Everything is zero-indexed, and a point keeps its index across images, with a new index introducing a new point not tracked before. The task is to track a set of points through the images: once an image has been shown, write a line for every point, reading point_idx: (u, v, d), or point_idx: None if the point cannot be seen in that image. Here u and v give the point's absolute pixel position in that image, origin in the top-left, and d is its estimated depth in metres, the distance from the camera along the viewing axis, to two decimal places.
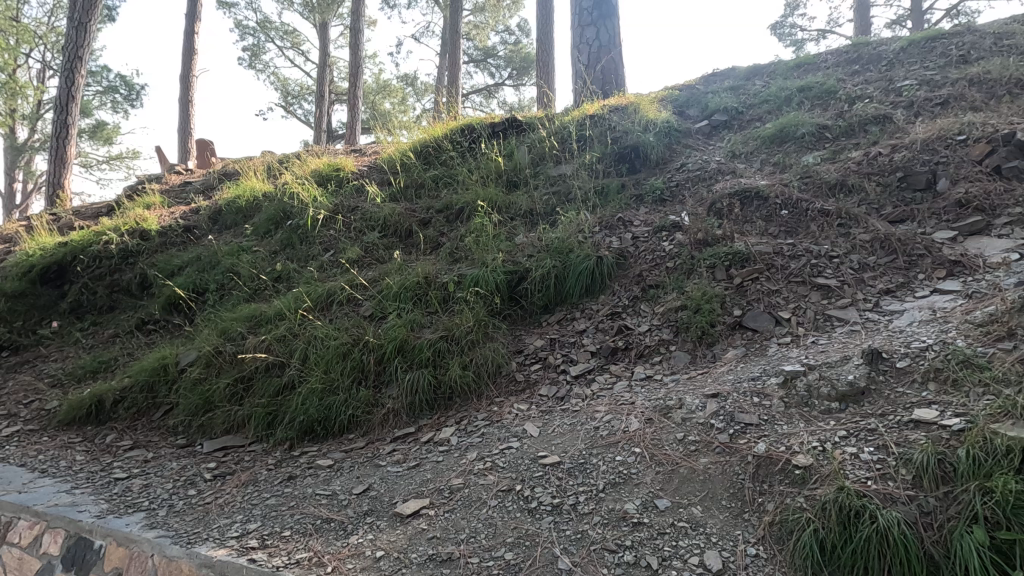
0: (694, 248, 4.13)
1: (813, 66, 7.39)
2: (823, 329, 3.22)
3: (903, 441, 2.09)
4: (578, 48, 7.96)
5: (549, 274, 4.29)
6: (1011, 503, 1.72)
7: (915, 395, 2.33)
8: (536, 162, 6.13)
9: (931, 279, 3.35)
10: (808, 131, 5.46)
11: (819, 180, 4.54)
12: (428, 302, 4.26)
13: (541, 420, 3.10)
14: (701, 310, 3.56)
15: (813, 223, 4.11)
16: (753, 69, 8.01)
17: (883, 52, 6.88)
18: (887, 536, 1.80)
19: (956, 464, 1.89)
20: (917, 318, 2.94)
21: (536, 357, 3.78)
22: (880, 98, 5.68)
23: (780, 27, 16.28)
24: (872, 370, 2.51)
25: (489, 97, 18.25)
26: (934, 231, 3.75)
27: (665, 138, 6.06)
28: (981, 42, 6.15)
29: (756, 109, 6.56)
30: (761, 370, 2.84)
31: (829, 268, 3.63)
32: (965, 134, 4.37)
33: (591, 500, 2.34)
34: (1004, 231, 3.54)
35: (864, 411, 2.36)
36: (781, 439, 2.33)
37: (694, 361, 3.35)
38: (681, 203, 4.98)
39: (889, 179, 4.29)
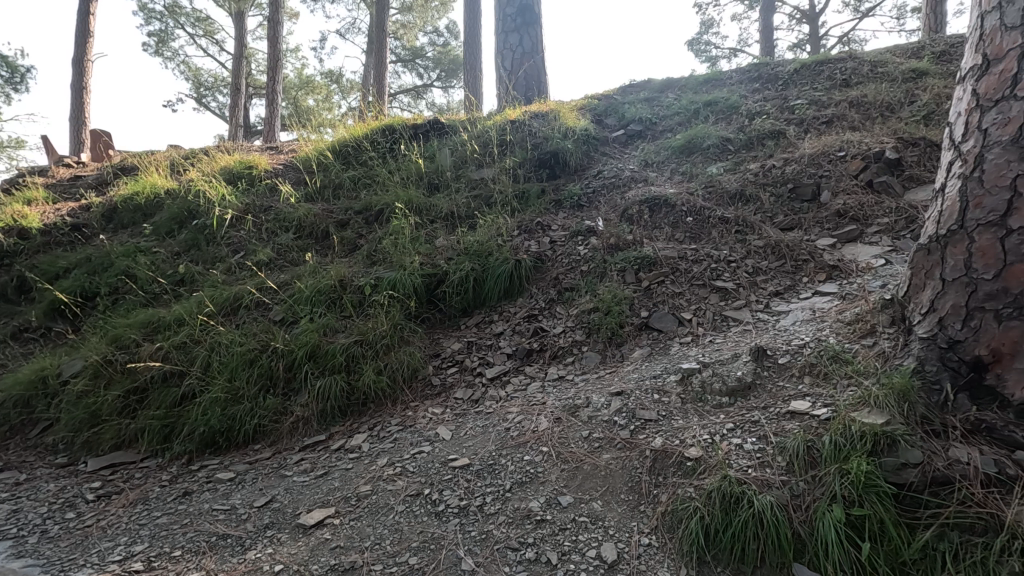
0: (606, 253, 4.29)
1: (720, 82, 7.90)
2: (720, 329, 3.45)
3: (780, 431, 2.28)
4: (501, 54, 8.06)
5: (467, 277, 4.30)
6: (862, 482, 1.92)
7: (792, 388, 2.55)
8: (458, 165, 6.14)
9: (813, 282, 3.67)
10: (713, 143, 5.82)
11: (721, 190, 4.87)
12: (343, 306, 4.16)
13: (454, 423, 3.11)
14: (611, 312, 3.70)
15: (715, 230, 4.39)
16: (667, 83, 8.45)
17: (780, 72, 7.48)
18: (762, 519, 1.95)
19: (822, 449, 2.09)
20: (800, 317, 3.22)
21: (453, 360, 3.78)
22: (776, 115, 6.17)
23: (697, 42, 17.29)
24: (758, 366, 2.72)
25: (418, 97, 18.09)
26: (817, 238, 4.12)
27: (583, 145, 6.26)
28: (861, 68, 6.83)
29: (668, 121, 6.92)
30: (662, 369, 3.00)
31: (727, 271, 3.89)
32: (844, 150, 4.83)
33: (497, 500, 2.38)
34: (874, 238, 3.94)
35: (750, 404, 2.55)
36: (676, 433, 2.47)
37: (604, 361, 3.49)
38: (597, 209, 5.16)
39: (781, 190, 4.67)
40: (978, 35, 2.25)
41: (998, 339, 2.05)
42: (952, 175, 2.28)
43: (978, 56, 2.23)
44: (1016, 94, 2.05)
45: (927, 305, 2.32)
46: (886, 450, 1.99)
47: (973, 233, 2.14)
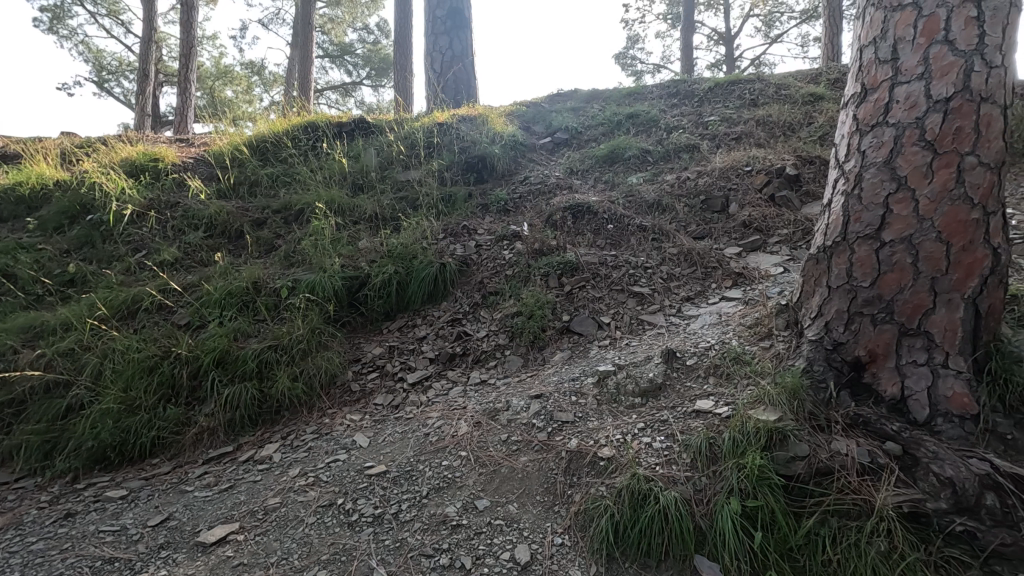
0: (530, 257, 4.35)
1: (641, 96, 8.26)
2: (636, 332, 3.59)
3: (686, 429, 2.40)
4: (431, 55, 7.99)
5: (390, 280, 4.22)
6: (757, 475, 2.05)
7: (699, 388, 2.69)
8: (384, 166, 6.02)
9: (721, 288, 3.91)
10: (634, 154, 6.07)
11: (639, 200, 5.08)
12: (257, 310, 3.95)
13: (373, 430, 3.04)
14: (534, 316, 3.76)
15: (633, 237, 4.58)
16: (592, 94, 8.73)
17: (697, 89, 7.93)
18: (667, 515, 2.05)
19: (722, 445, 2.21)
20: (708, 321, 3.41)
21: (373, 365, 3.69)
22: (691, 130, 6.53)
23: (624, 57, 17.97)
24: (668, 368, 2.86)
25: (346, 95, 17.57)
26: (726, 246, 4.39)
27: (511, 151, 6.33)
28: (767, 89, 7.36)
29: (593, 130, 7.14)
30: (580, 372, 3.09)
31: (643, 277, 4.06)
32: (751, 166, 5.18)
33: (413, 506, 2.35)
34: (775, 248, 4.26)
35: (660, 404, 2.67)
36: (591, 434, 2.54)
37: (525, 364, 3.53)
38: (522, 214, 5.23)
39: (694, 201, 4.94)
40: (857, 64, 2.46)
41: (873, 341, 2.28)
42: (836, 192, 2.50)
43: (857, 84, 2.44)
44: (888, 120, 2.28)
45: (815, 310, 2.54)
46: (778, 444, 2.14)
47: (854, 245, 2.36)
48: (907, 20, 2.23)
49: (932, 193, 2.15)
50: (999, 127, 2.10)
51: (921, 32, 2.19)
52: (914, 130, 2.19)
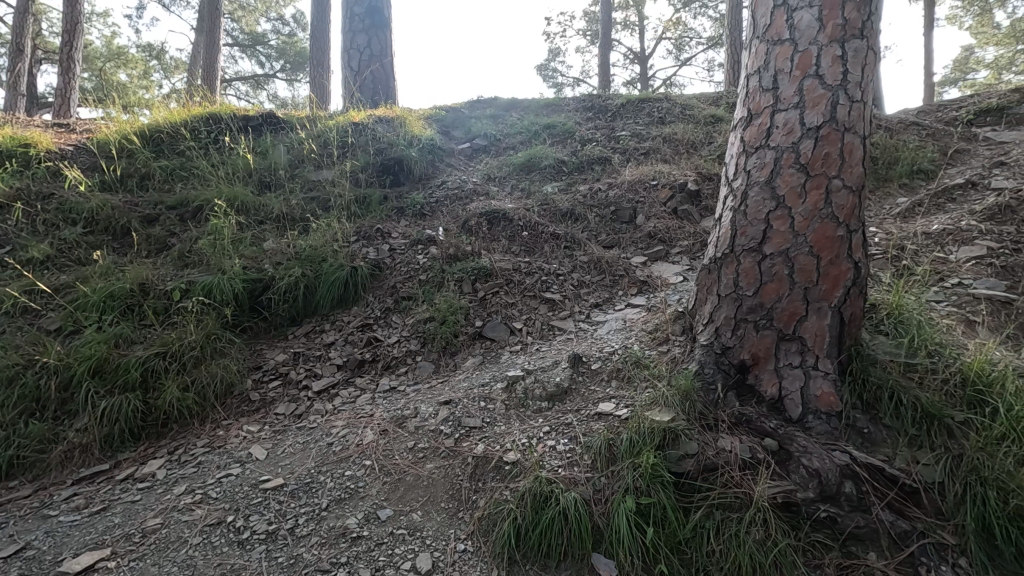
0: (445, 262, 4.33)
1: (559, 108, 8.49)
2: (547, 337, 3.68)
3: (588, 431, 2.49)
4: (348, 52, 7.77)
5: (297, 283, 4.03)
6: (650, 473, 2.15)
7: (602, 391, 2.80)
8: (294, 164, 5.76)
9: (627, 295, 4.09)
10: (550, 164, 6.23)
11: (554, 208, 5.22)
12: (143, 313, 3.63)
13: (272, 441, 2.88)
14: (446, 322, 3.74)
15: (547, 245, 4.68)
16: (512, 103, 8.87)
17: (610, 105, 8.29)
18: (566, 515, 2.10)
19: (620, 446, 2.31)
20: (614, 327, 3.56)
21: (276, 372, 3.50)
22: (604, 144, 6.81)
23: (545, 68, 18.41)
24: (574, 372, 2.95)
25: (257, 87, 16.64)
26: (633, 256, 4.61)
27: (428, 155, 6.27)
28: (674, 109, 7.84)
29: (511, 139, 7.26)
30: (490, 377, 3.12)
31: (555, 284, 4.17)
32: (657, 180, 5.48)
33: (311, 520, 2.27)
34: (677, 258, 4.52)
35: (565, 408, 2.75)
36: (497, 439, 2.57)
37: (437, 370, 3.50)
38: (438, 218, 5.20)
39: (605, 212, 5.15)
40: (744, 92, 2.68)
41: (756, 346, 2.48)
42: (726, 207, 2.69)
43: (744, 109, 2.65)
44: (770, 144, 2.49)
45: (707, 317, 2.71)
46: (671, 443, 2.27)
47: (741, 257, 2.55)
48: (785, 54, 2.45)
49: (805, 212, 2.38)
50: (859, 155, 2.37)
51: (797, 65, 2.42)
52: (791, 154, 2.42)
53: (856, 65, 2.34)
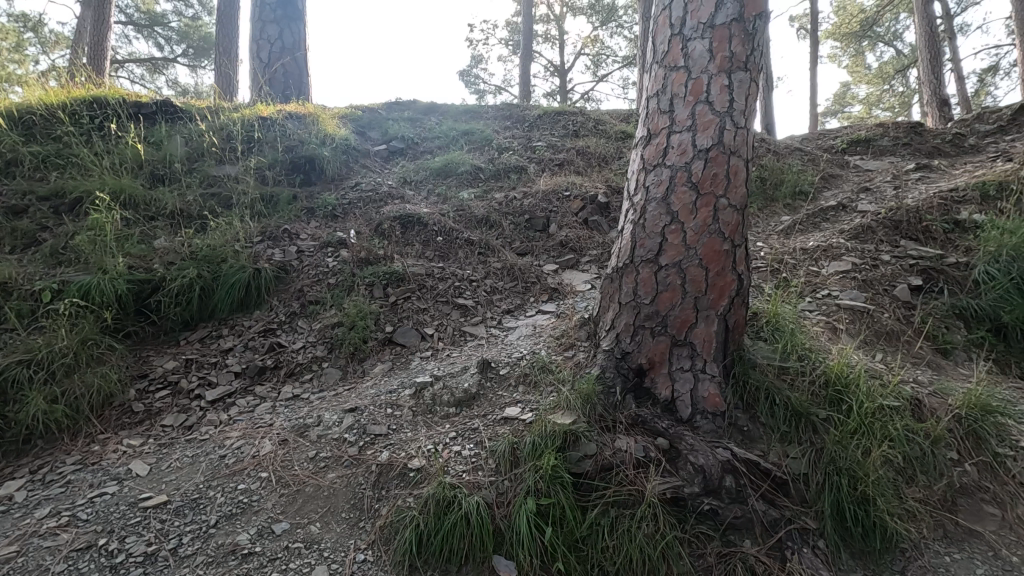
0: (355, 266, 4.23)
1: (478, 115, 8.57)
2: (458, 343, 3.69)
3: (493, 436, 2.53)
4: (257, 43, 7.39)
5: (191, 285, 3.77)
6: (551, 475, 2.22)
7: (509, 396, 2.86)
8: (192, 158, 5.38)
9: (538, 301, 4.20)
10: (466, 170, 6.27)
11: (469, 215, 5.25)
12: (3, 318, 3.25)
13: (156, 455, 2.68)
14: (355, 327, 3.64)
15: (461, 251, 4.70)
16: (431, 107, 8.83)
17: (528, 115, 8.49)
18: (467, 519, 2.13)
19: (523, 449, 2.37)
20: (524, 333, 3.64)
21: (163, 381, 3.24)
22: (520, 153, 6.97)
23: (468, 74, 18.46)
24: (482, 378, 2.99)
25: (154, 71, 15.33)
26: (545, 263, 4.75)
27: (342, 155, 6.09)
28: (588, 123, 8.16)
29: (429, 143, 7.23)
30: (398, 384, 3.09)
31: (468, 290, 4.20)
32: (569, 191, 5.67)
33: (197, 539, 2.16)
34: (586, 267, 4.71)
35: (473, 413, 2.78)
36: (403, 446, 2.55)
37: (344, 377, 3.40)
38: (350, 220, 5.06)
39: (519, 220, 5.26)
40: (644, 112, 2.85)
41: (653, 351, 2.63)
42: (627, 220, 2.84)
43: (644, 129, 2.82)
44: (666, 162, 2.67)
45: (609, 324, 2.84)
46: (571, 445, 2.36)
47: (639, 267, 2.70)
48: (680, 80, 2.64)
49: (696, 226, 2.57)
50: (743, 177, 2.60)
51: (690, 91, 2.61)
52: (684, 173, 2.61)
53: (740, 94, 2.57)
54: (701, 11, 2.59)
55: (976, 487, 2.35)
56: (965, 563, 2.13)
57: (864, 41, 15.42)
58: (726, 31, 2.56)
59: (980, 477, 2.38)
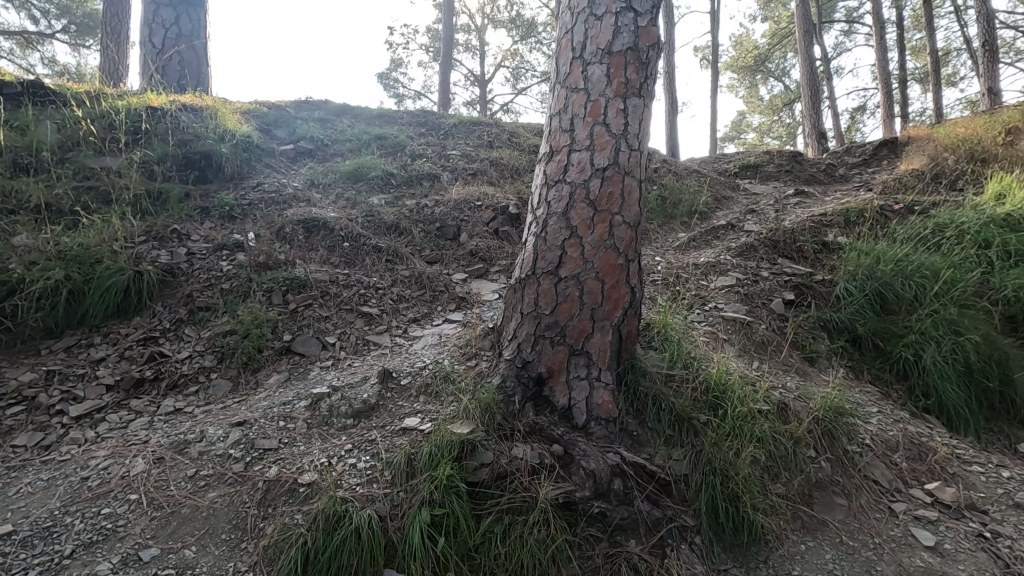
0: (253, 271, 4.01)
1: (392, 121, 8.44)
2: (361, 352, 3.59)
3: (390, 447, 2.50)
4: (149, 26, 6.83)
5: (57, 289, 3.40)
6: (446, 485, 2.23)
7: (409, 406, 2.83)
8: (65, 147, 4.86)
9: (445, 310, 4.19)
10: (378, 175, 6.15)
11: (378, 221, 5.15)
12: None
13: (3, 481, 2.38)
14: (250, 335, 3.44)
15: (368, 257, 4.60)
16: (343, 108, 8.59)
17: (443, 124, 8.49)
18: (358, 534, 2.08)
19: (419, 460, 2.36)
20: (429, 342, 3.62)
21: (17, 397, 2.89)
22: (434, 161, 6.95)
23: (386, 77, 18.11)
24: (382, 388, 2.95)
25: (26, 46, 13.65)
26: (454, 272, 4.76)
27: (243, 152, 5.75)
28: (503, 134, 8.30)
29: (339, 146, 7.03)
30: (293, 396, 2.97)
31: (373, 298, 4.11)
32: (481, 201, 5.73)
33: (47, 572, 1.95)
34: (495, 276, 4.77)
35: (371, 424, 2.72)
36: (293, 461, 2.45)
37: (235, 389, 3.19)
38: (249, 222, 4.79)
39: (429, 228, 5.23)
40: (547, 129, 2.95)
41: (551, 360, 2.71)
42: (530, 233, 2.92)
43: (547, 145, 2.92)
44: (566, 179, 2.78)
45: (511, 333, 2.89)
46: (469, 454, 2.38)
47: (540, 279, 2.78)
48: (581, 101, 2.77)
49: (593, 241, 2.70)
50: (636, 196, 2.77)
51: (589, 113, 2.74)
52: (582, 190, 2.73)
53: (634, 119, 2.74)
54: (599, 37, 2.73)
55: (828, 481, 2.64)
56: (817, 549, 2.38)
57: (757, 75, 16.91)
58: (622, 59, 2.71)
59: (833, 472, 2.68)
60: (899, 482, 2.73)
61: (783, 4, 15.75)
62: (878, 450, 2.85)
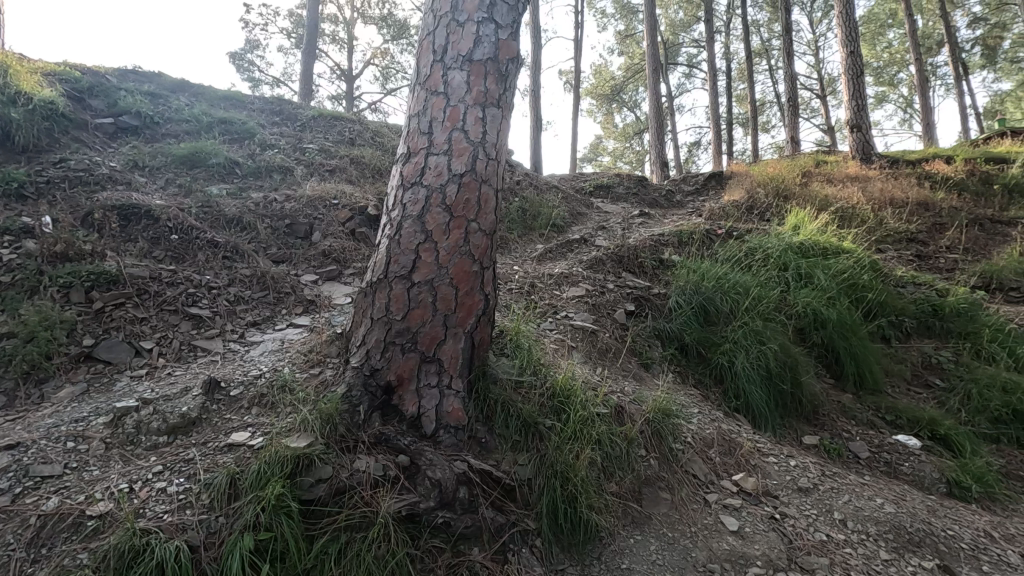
0: (46, 262, 3.37)
1: (240, 105, 7.72)
2: (185, 359, 3.15)
3: (211, 466, 2.23)
4: None
5: None
6: (274, 506, 2.04)
7: (238, 419, 2.55)
8: None
9: (290, 314, 3.86)
10: (219, 163, 5.55)
11: (216, 213, 4.64)
12: None
13: None
14: (36, 338, 2.87)
15: (201, 253, 4.10)
16: (181, 85, 7.67)
17: (300, 115, 7.97)
18: (162, 569, 1.83)
19: (244, 480, 2.13)
20: (269, 348, 3.31)
21: None
22: (287, 153, 6.46)
23: (240, 58, 16.53)
24: (207, 400, 2.64)
25: None
26: (303, 273, 4.43)
27: (43, 120, 4.83)
28: (366, 132, 8.00)
29: (173, 126, 6.24)
30: (90, 411, 2.55)
31: (204, 298, 3.66)
32: (338, 200, 5.43)
33: None
34: (349, 279, 4.51)
35: (189, 441, 2.41)
36: (83, 489, 2.08)
37: (8, 404, 2.62)
38: (46, 204, 4.02)
39: (277, 224, 4.83)
40: (405, 130, 2.87)
41: (401, 367, 2.61)
42: (383, 235, 2.81)
43: (404, 146, 2.84)
44: (422, 182, 2.72)
45: (359, 340, 2.75)
46: (304, 470, 2.20)
47: (392, 283, 2.68)
48: (439, 105, 2.74)
49: (447, 247, 2.66)
50: (492, 205, 2.79)
51: (447, 118, 2.72)
52: (438, 194, 2.68)
53: (492, 128, 2.77)
54: (460, 44, 2.73)
55: (655, 477, 2.88)
56: (643, 542, 2.57)
57: (613, 104, 18.38)
58: (482, 68, 2.74)
59: (659, 469, 2.93)
60: (712, 475, 3.07)
61: (637, 42, 17.33)
62: (697, 447, 3.18)
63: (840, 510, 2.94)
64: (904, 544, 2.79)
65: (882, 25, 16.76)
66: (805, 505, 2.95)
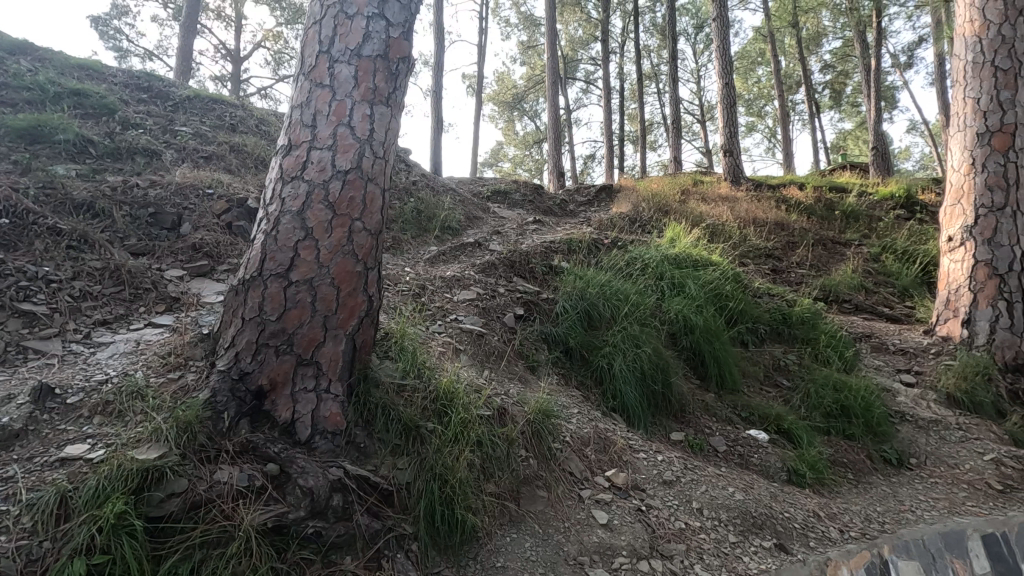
0: None
1: (99, 77, 6.88)
2: (10, 362, 2.74)
3: (37, 484, 1.97)
4: None
5: None
6: (113, 525, 1.85)
7: (74, 430, 2.27)
8: None
9: (150, 313, 3.49)
10: (68, 139, 4.90)
11: (61, 196, 4.10)
12: None
13: None
14: None
15: (40, 240, 3.59)
16: (23, 46, 6.69)
17: (172, 94, 7.26)
18: None
19: (77, 498, 1.90)
20: (119, 350, 2.96)
21: None
22: (154, 134, 5.86)
23: (104, 24, 14.72)
24: (35, 409, 2.32)
25: None
26: (167, 268, 4.03)
27: None
28: (250, 119, 7.48)
29: (9, 93, 5.43)
30: None
31: (41, 292, 3.22)
32: (213, 189, 5.01)
33: None
34: (222, 276, 4.17)
35: (9, 457, 2.10)
36: None
37: None
38: None
39: (139, 213, 4.36)
40: (287, 121, 2.73)
41: (275, 371, 2.47)
42: (259, 230, 2.64)
43: (285, 138, 2.70)
44: (303, 177, 2.60)
45: (229, 341, 2.56)
46: (153, 484, 2.01)
47: (267, 282, 2.52)
48: (325, 98, 2.63)
49: (329, 246, 2.56)
50: (378, 204, 2.72)
51: (333, 112, 2.63)
52: (321, 191, 2.58)
53: (380, 126, 2.71)
54: (348, 38, 2.65)
55: (534, 476, 2.97)
56: (519, 540, 2.65)
57: (514, 112, 18.76)
58: (370, 64, 2.67)
59: (538, 468, 3.03)
60: (588, 471, 3.23)
61: (538, 54, 17.83)
62: (574, 446, 3.33)
63: (698, 499, 3.22)
64: (749, 527, 3.13)
65: (753, 62, 18.70)
66: (668, 496, 3.20)
